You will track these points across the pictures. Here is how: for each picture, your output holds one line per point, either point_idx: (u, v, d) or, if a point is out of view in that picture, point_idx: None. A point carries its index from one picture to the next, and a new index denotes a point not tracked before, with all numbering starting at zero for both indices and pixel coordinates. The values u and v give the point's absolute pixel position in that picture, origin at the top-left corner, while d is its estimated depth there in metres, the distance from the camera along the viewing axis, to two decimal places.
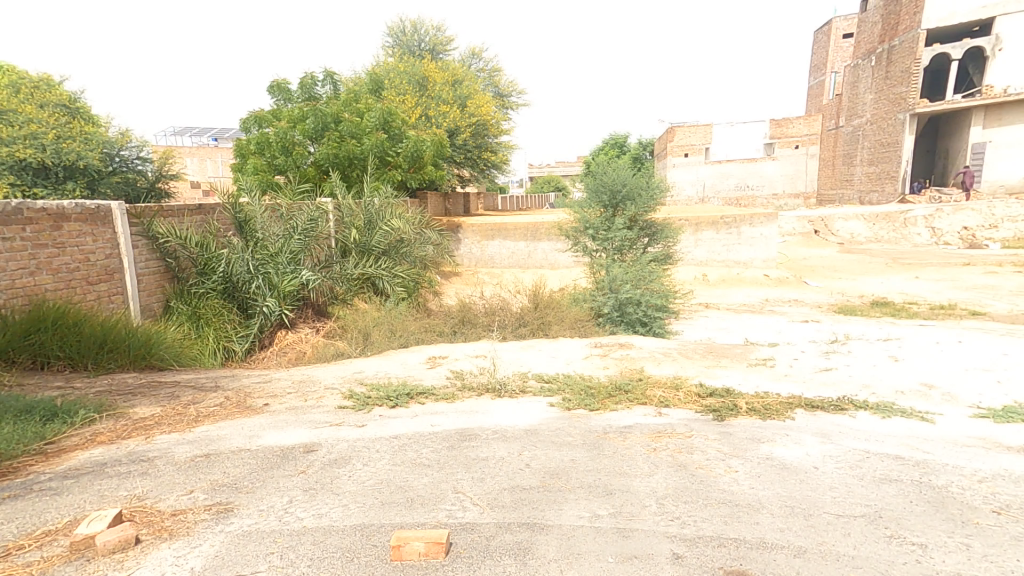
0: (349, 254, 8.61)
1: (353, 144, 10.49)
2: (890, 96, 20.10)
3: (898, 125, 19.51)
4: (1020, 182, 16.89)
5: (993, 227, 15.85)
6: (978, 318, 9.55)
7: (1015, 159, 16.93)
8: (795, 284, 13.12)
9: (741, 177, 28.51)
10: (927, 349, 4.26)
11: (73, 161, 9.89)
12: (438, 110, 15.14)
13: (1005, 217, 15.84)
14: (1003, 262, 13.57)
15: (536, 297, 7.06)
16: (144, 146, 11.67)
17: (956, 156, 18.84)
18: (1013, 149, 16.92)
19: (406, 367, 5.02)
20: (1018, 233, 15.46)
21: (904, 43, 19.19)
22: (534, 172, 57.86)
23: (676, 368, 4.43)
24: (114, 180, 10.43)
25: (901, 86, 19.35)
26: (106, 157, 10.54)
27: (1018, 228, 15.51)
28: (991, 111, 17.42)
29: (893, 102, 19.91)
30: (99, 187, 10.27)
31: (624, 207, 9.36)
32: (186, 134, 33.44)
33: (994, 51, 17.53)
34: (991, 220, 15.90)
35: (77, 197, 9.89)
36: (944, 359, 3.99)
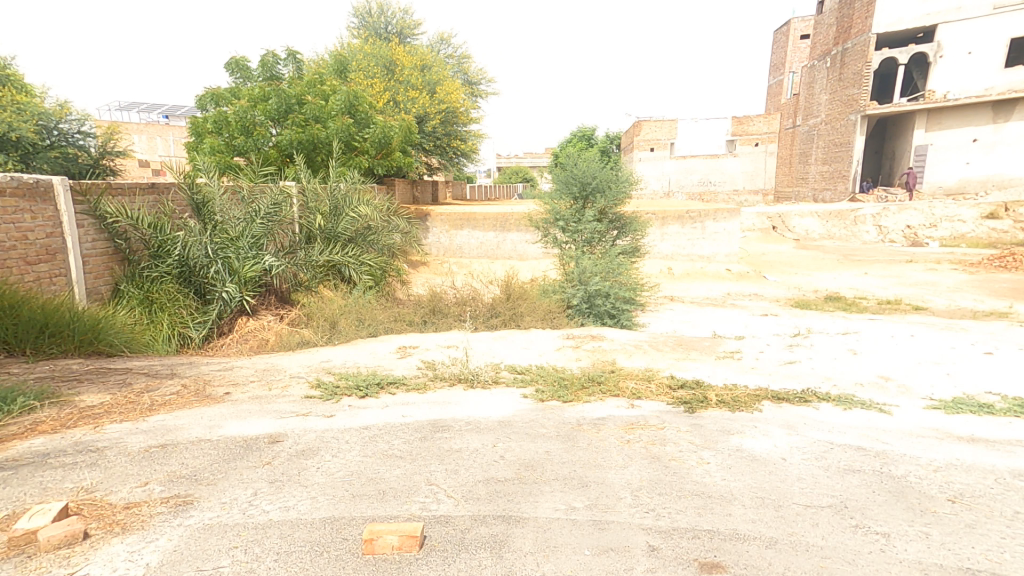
0: (315, 239, 8.37)
1: (317, 127, 10.15)
2: (843, 97, 20.84)
3: (850, 126, 20.25)
4: (955, 184, 17.91)
5: (933, 226, 16.73)
6: (923, 313, 10.07)
7: (952, 162, 17.92)
8: (755, 279, 13.53)
9: (705, 173, 29.32)
10: (884, 343, 4.43)
11: (4, 133, 9.07)
12: (407, 95, 14.85)
13: (944, 217, 16.66)
14: (946, 261, 14.34)
15: (508, 287, 7.02)
16: (85, 120, 11.06)
17: (900, 159, 19.68)
18: (951, 152, 17.86)
19: (375, 356, 4.91)
20: (955, 233, 16.39)
21: (856, 46, 19.90)
22: (502, 162, 57.59)
23: (647, 360, 4.49)
24: (51, 155, 9.80)
25: (854, 88, 20.06)
26: (42, 130, 9.98)
27: (955, 228, 16.39)
28: (933, 115, 18.28)
29: (845, 103, 20.67)
30: (34, 161, 9.63)
31: (594, 199, 9.40)
32: (134, 111, 31.65)
33: (935, 58, 18.24)
34: (931, 220, 16.78)
35: (11, 170, 9.09)
36: (899, 352, 4.16)
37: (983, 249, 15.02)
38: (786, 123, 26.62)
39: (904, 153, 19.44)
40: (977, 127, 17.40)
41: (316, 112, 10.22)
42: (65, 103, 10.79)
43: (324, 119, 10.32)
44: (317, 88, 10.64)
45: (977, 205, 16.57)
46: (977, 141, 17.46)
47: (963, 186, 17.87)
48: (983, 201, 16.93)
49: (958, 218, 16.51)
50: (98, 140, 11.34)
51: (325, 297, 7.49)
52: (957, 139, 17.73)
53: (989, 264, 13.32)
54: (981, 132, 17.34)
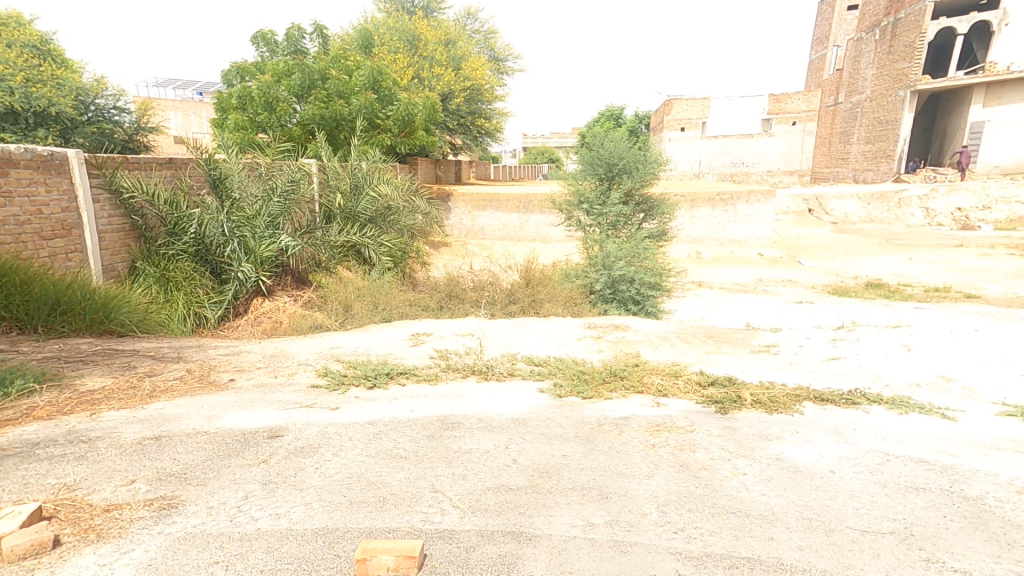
0: (333, 219, 8.20)
1: (340, 103, 9.94)
2: (891, 72, 19.70)
3: (899, 103, 19.14)
4: (1016, 164, 16.59)
5: (987, 208, 15.74)
6: (973, 302, 9.44)
7: (1010, 140, 16.67)
8: (788, 264, 12.95)
9: (737, 153, 28.28)
10: (941, 338, 4.02)
11: (44, 108, 9.09)
12: (431, 72, 14.51)
13: (999, 198, 15.73)
14: (996, 245, 13.48)
15: (528, 272, 6.76)
16: (121, 96, 10.95)
17: (954, 137, 18.60)
18: (1010, 129, 16.63)
19: (387, 343, 4.71)
20: (1011, 215, 15.39)
21: (910, 16, 18.67)
22: (527, 142, 56.69)
23: (674, 354, 4.18)
24: (89, 130, 9.79)
25: (904, 62, 18.90)
26: (79, 105, 9.92)
27: (1011, 210, 15.39)
28: (993, 89, 17.11)
29: (894, 79, 19.52)
30: (72, 137, 9.58)
31: (620, 180, 9.00)
32: (168, 87, 31.92)
33: (999, 26, 17.17)
34: (985, 201, 15.77)
35: (50, 145, 9.02)
36: (960, 350, 3.74)
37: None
38: (827, 100, 25.38)
39: (959, 129, 18.29)
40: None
41: (339, 88, 10.02)
42: (103, 79, 10.80)
43: (347, 95, 10.11)
44: (341, 63, 10.41)
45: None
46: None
47: None
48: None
49: (1015, 199, 15.52)
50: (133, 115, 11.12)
51: (343, 278, 7.35)
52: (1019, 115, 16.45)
53: None
54: None
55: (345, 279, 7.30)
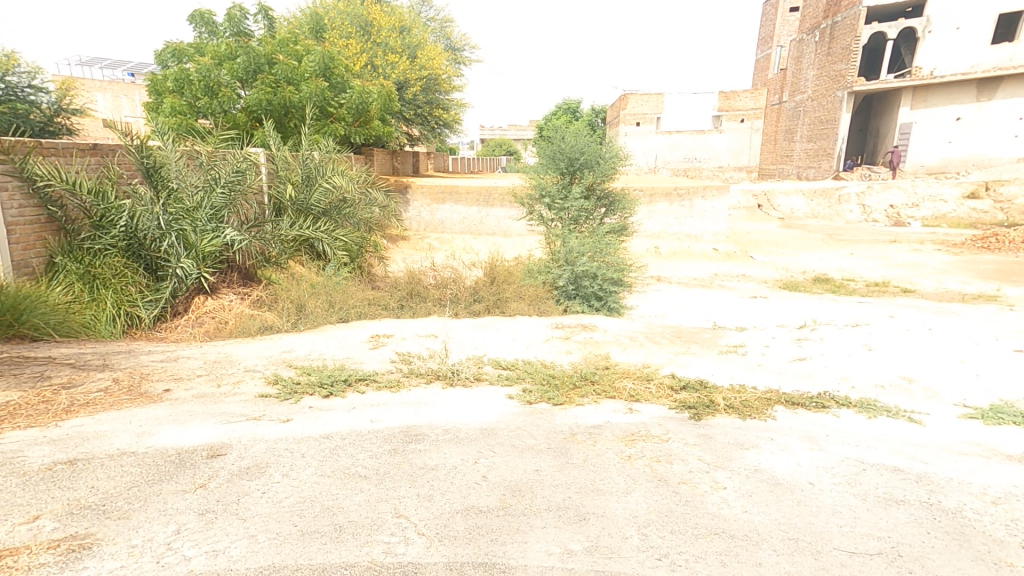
0: (284, 212, 7.76)
1: (289, 90, 9.41)
2: (830, 73, 20.47)
3: (836, 102, 19.93)
4: (938, 163, 17.69)
5: (915, 206, 16.43)
6: (912, 295, 9.91)
7: (934, 141, 17.71)
8: (742, 259, 13.27)
9: (690, 148, 28.87)
10: (899, 337, 4.10)
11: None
12: (386, 59, 13.99)
13: (926, 196, 16.41)
14: (928, 240, 14.28)
15: (492, 269, 6.57)
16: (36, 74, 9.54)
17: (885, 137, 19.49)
18: (933, 130, 17.66)
19: (344, 346, 4.44)
20: (936, 212, 16.09)
21: (846, 19, 19.43)
22: (485, 133, 56.20)
23: (643, 355, 4.12)
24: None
25: (841, 64, 19.68)
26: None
27: (937, 209, 16.10)
28: (919, 92, 17.96)
29: (833, 79, 20.30)
30: None
31: (582, 174, 8.90)
32: (95, 66, 29.54)
33: (923, 33, 17.97)
34: (914, 198, 16.46)
35: None
36: (920, 349, 3.82)
37: (962, 229, 15.01)
38: (771, 99, 26.21)
39: (889, 131, 19.22)
40: (961, 105, 17.17)
41: (288, 74, 9.48)
42: (14, 54, 9.37)
43: (296, 81, 9.57)
44: (289, 47, 9.84)
45: (958, 184, 16.25)
46: (959, 118, 17.24)
47: (944, 164, 17.65)
48: (962, 179, 16.68)
49: (939, 197, 16.22)
50: (54, 96, 9.75)
51: (295, 274, 6.95)
52: (940, 118, 17.48)
53: (972, 245, 13.29)
54: (965, 110, 17.09)
55: (297, 275, 6.90)
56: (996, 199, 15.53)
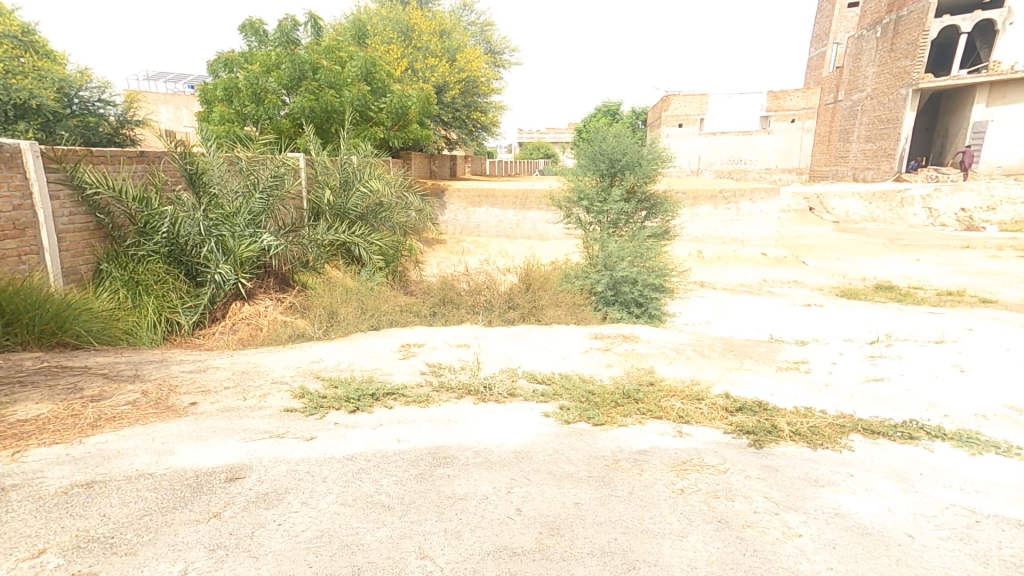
0: (322, 216, 7.77)
1: (331, 94, 9.43)
2: (893, 70, 19.33)
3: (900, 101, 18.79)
4: (1019, 164, 16.32)
5: (991, 209, 15.33)
6: (989, 306, 9.09)
7: (1014, 139, 16.37)
8: (792, 264, 12.59)
9: (733, 149, 27.90)
10: (994, 355, 3.59)
11: (24, 100, 8.24)
12: (426, 63, 13.98)
13: (1004, 199, 15.32)
14: (1004, 245, 13.19)
15: (527, 275, 6.33)
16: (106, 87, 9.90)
17: (956, 136, 18.24)
18: (1014, 129, 16.37)
19: (373, 356, 4.27)
20: (1016, 216, 14.93)
21: (913, 13, 18.32)
22: (522, 137, 56.17)
23: (692, 370, 3.79)
24: (74, 123, 8.92)
25: (906, 60, 18.55)
26: (62, 98, 8.96)
27: (1017, 211, 14.98)
28: (996, 87, 16.78)
29: (896, 76, 19.14)
30: (56, 130, 8.73)
31: (623, 176, 8.55)
32: (160, 79, 30.96)
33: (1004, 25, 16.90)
34: (990, 202, 15.38)
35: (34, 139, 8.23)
36: (1022, 371, 3.31)
37: None
38: (826, 98, 25.01)
39: (960, 130, 18.01)
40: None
41: (331, 79, 9.50)
42: (87, 71, 9.74)
43: (339, 85, 9.59)
44: (334, 53, 9.88)
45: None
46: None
47: None
48: None
49: (1020, 200, 15.11)
50: (121, 108, 10.07)
51: (331, 279, 6.89)
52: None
53: None
54: None
55: (333, 280, 6.85)
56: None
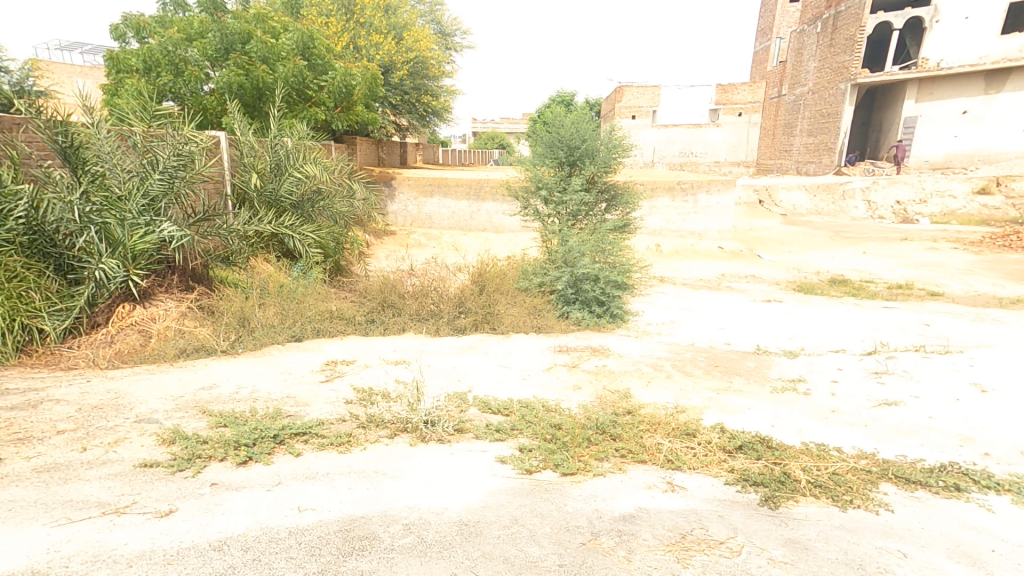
0: (249, 204, 6.81)
1: (263, 69, 8.15)
2: (833, 65, 19.68)
3: (839, 95, 19.08)
4: (943, 159, 17.12)
5: (923, 202, 15.77)
6: (940, 300, 9.08)
7: (939, 135, 17.12)
8: (749, 258, 12.42)
9: (686, 142, 28.00)
10: (1016, 367, 3.08)
11: None
12: (370, 40, 12.88)
13: (935, 191, 15.76)
14: (938, 238, 13.52)
15: (480, 275, 5.64)
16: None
17: (889, 131, 18.72)
18: (941, 125, 17.03)
19: (287, 379, 3.44)
20: (945, 209, 15.45)
21: (849, 9, 18.67)
22: (476, 127, 55.06)
23: (674, 395, 3.24)
24: None
25: (845, 55, 18.89)
26: None
27: (946, 204, 15.46)
28: (924, 85, 17.33)
29: (835, 71, 19.47)
30: None
31: (581, 166, 7.96)
32: (75, 51, 27.65)
33: (931, 22, 17.21)
34: (922, 194, 15.82)
35: None
36: None
37: (974, 226, 14.32)
38: (769, 92, 25.36)
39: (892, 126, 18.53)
40: (968, 98, 16.61)
41: (263, 53, 8.20)
42: None
43: (273, 61, 8.34)
44: (265, 23, 8.56)
45: (969, 180, 15.66)
46: (966, 113, 16.69)
47: (949, 160, 17.08)
48: (971, 175, 16.09)
49: (948, 193, 15.58)
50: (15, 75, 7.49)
51: (254, 277, 5.94)
52: (947, 111, 16.89)
53: (991, 243, 12.49)
54: (971, 103, 16.55)
55: (255, 278, 5.90)
56: (1005, 195, 15.02)
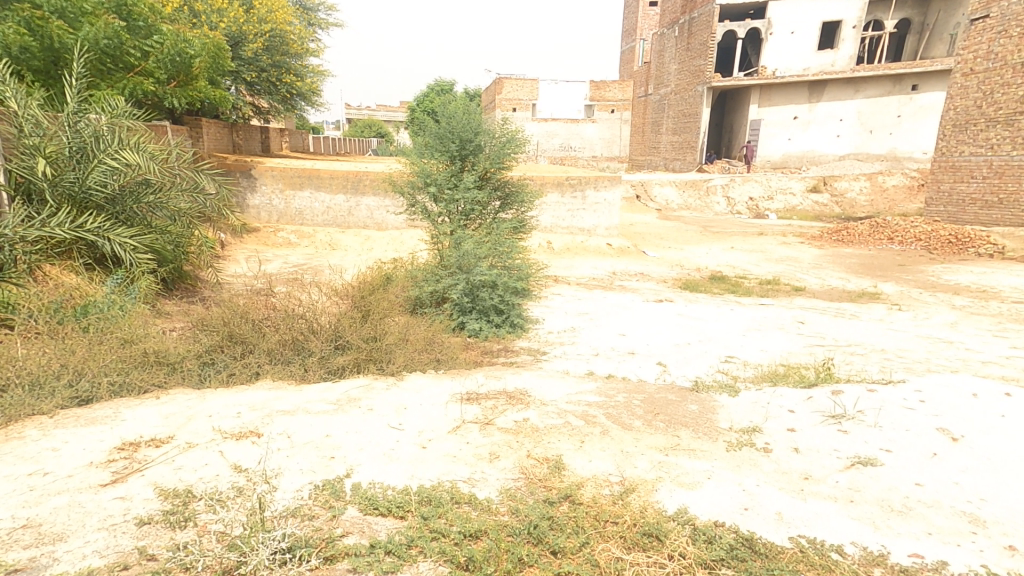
0: (39, 199, 4.97)
1: (58, 25, 6.12)
2: (691, 69, 20.83)
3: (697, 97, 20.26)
4: (781, 158, 18.90)
5: (770, 198, 17.26)
6: (804, 295, 9.61)
7: (776, 137, 18.88)
8: (635, 255, 12.49)
9: (566, 137, 28.41)
10: (970, 405, 2.83)
11: None
12: (210, 4, 10.87)
13: (778, 189, 17.32)
14: (787, 232, 14.75)
15: (363, 299, 4.63)
16: None
17: (739, 132, 20.22)
18: (777, 128, 18.77)
19: (35, 488, 2.22)
20: (787, 205, 17.04)
21: (702, 17, 19.86)
22: (353, 113, 51.74)
23: (615, 460, 2.61)
24: None
25: (700, 60, 20.06)
26: None
27: (787, 202, 17.06)
28: (764, 91, 18.77)
29: (693, 74, 20.62)
30: None
31: (473, 160, 7.10)
32: None
33: (766, 34, 18.66)
34: (769, 191, 17.29)
35: None
36: (1016, 433, 2.57)
37: (811, 221, 15.94)
38: (637, 91, 26.53)
39: (741, 127, 19.97)
40: (796, 105, 18.48)
41: (60, 5, 6.16)
42: None
43: (71, 15, 6.32)
44: None
45: (803, 179, 17.40)
46: (796, 118, 18.58)
47: (785, 160, 18.89)
48: (805, 174, 17.98)
49: (789, 191, 17.21)
50: None
51: (43, 296, 4.24)
52: (782, 116, 18.63)
53: (829, 238, 13.64)
54: (800, 110, 18.44)
55: (42, 296, 4.23)
56: (832, 193, 16.95)
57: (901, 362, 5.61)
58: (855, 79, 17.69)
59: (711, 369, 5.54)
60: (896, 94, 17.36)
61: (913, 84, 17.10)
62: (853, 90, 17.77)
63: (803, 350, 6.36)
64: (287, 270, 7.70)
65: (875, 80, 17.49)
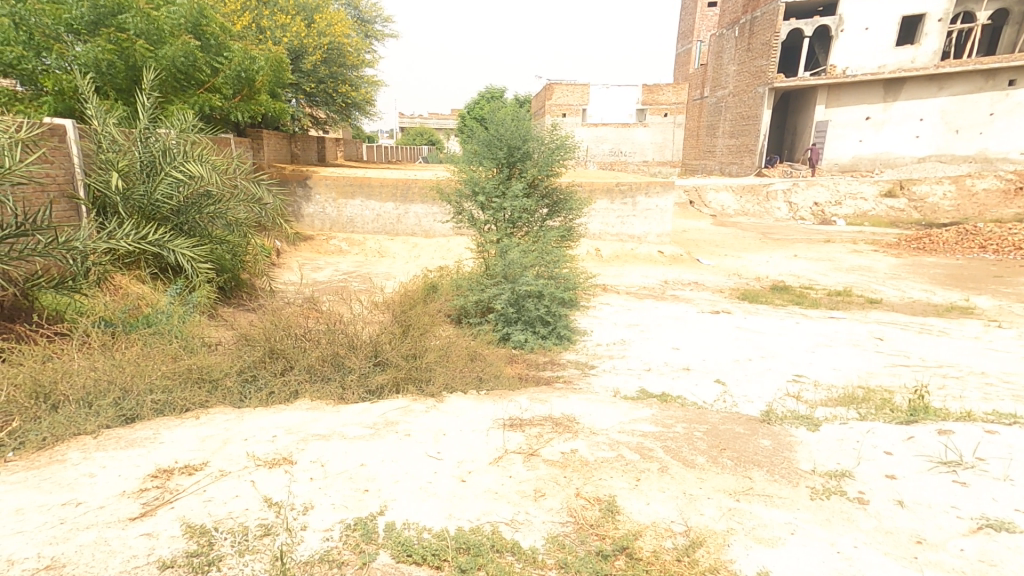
0: (111, 212, 5.14)
1: (142, 47, 6.30)
2: (751, 69, 19.88)
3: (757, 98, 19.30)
4: (851, 161, 17.65)
5: (838, 203, 16.11)
6: (880, 308, 8.80)
7: (846, 139, 17.62)
8: (689, 263, 11.91)
9: (615, 142, 27.83)
10: None
11: None
12: (273, 20, 11.25)
13: (847, 193, 16.18)
14: (857, 239, 13.69)
15: (404, 313, 4.47)
16: None
17: (803, 133, 19.09)
18: (847, 129, 17.51)
19: (65, 522, 2.12)
20: (857, 210, 15.85)
21: (765, 15, 18.93)
22: (405, 122, 52.91)
23: (678, 505, 2.28)
24: None
25: (761, 59, 19.11)
26: None
27: (858, 206, 15.87)
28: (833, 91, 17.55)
29: (753, 75, 19.68)
30: None
31: (521, 167, 6.88)
32: None
33: (836, 31, 17.54)
34: (836, 196, 16.17)
35: None
36: None
37: (885, 227, 14.76)
38: (692, 93, 25.67)
39: (805, 129, 18.85)
40: (870, 105, 17.19)
41: (144, 27, 6.32)
42: None
43: (154, 38, 6.49)
44: None
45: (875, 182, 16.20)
46: (869, 118, 17.30)
47: (856, 163, 17.66)
48: (878, 177, 16.75)
49: (859, 195, 16.06)
50: None
51: (110, 306, 4.35)
52: (853, 116, 17.35)
53: (907, 245, 12.56)
54: (873, 110, 17.16)
55: (109, 305, 4.34)
56: (909, 197, 15.67)
57: (1007, 389, 4.93)
58: (938, 75, 16.39)
59: (777, 390, 5.05)
60: (988, 90, 16.02)
61: (1009, 79, 15.78)
62: (936, 87, 16.47)
63: (884, 370, 5.74)
64: (335, 278, 7.73)
65: (962, 76, 16.18)
